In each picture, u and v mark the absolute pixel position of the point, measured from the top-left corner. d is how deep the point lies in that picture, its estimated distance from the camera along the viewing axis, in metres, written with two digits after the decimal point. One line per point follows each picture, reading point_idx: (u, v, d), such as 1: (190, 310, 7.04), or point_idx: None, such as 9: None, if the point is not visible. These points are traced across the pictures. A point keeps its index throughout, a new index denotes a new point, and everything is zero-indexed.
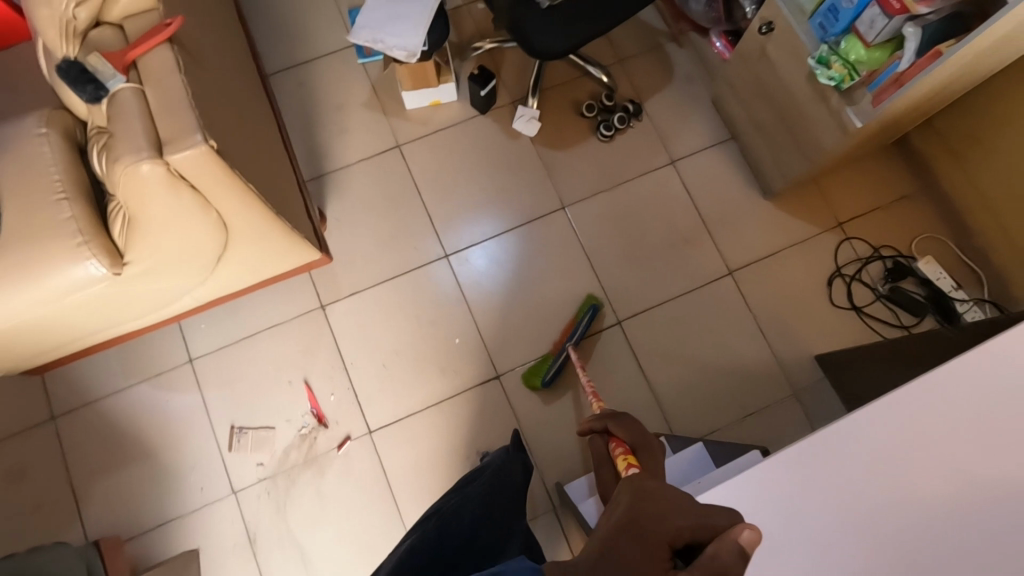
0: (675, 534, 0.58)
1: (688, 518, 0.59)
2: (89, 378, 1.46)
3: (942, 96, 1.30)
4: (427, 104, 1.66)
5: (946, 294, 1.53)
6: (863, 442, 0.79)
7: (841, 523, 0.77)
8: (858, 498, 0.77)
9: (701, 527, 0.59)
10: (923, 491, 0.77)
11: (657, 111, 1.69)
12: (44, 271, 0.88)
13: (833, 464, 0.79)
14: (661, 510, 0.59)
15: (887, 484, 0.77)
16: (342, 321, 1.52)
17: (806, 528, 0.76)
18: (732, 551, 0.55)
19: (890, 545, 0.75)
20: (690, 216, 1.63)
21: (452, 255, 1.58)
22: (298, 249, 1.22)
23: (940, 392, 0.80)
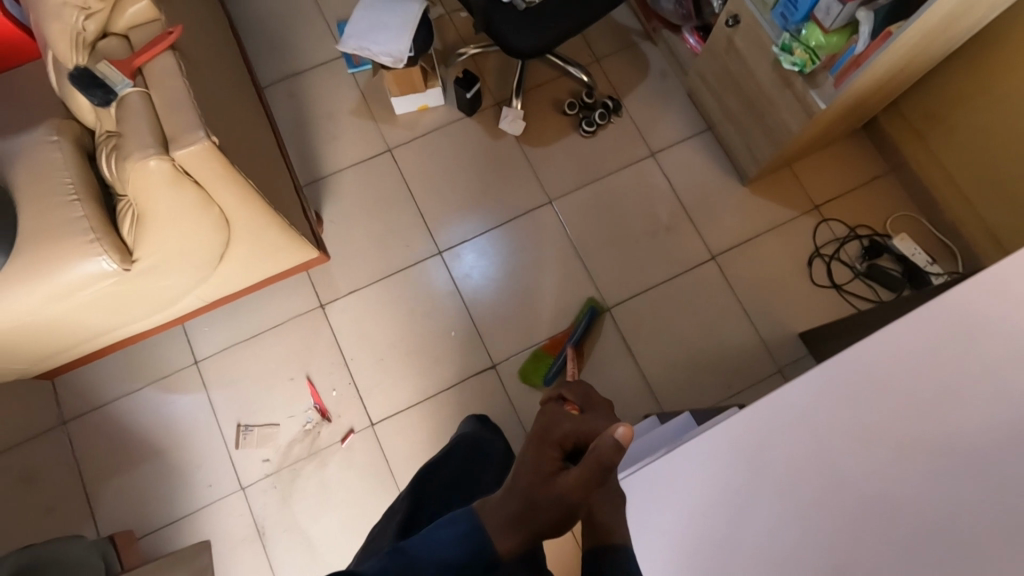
0: (562, 441, 0.64)
1: (576, 428, 0.65)
2: (97, 383, 1.51)
3: (903, 75, 1.37)
4: (415, 109, 1.73)
5: (922, 268, 1.59)
6: (808, 404, 0.82)
7: (816, 454, 0.80)
8: (801, 456, 0.80)
9: (584, 433, 0.65)
10: (871, 445, 0.79)
11: (635, 107, 1.76)
12: (60, 267, 0.94)
13: (816, 398, 0.82)
14: (552, 424, 0.66)
15: (832, 442, 0.80)
16: (341, 318, 1.58)
17: (781, 461, 0.81)
18: (607, 442, 0.59)
19: (832, 499, 0.78)
20: (671, 204, 1.69)
21: (445, 250, 1.64)
22: (296, 246, 1.27)
23: (919, 332, 0.83)
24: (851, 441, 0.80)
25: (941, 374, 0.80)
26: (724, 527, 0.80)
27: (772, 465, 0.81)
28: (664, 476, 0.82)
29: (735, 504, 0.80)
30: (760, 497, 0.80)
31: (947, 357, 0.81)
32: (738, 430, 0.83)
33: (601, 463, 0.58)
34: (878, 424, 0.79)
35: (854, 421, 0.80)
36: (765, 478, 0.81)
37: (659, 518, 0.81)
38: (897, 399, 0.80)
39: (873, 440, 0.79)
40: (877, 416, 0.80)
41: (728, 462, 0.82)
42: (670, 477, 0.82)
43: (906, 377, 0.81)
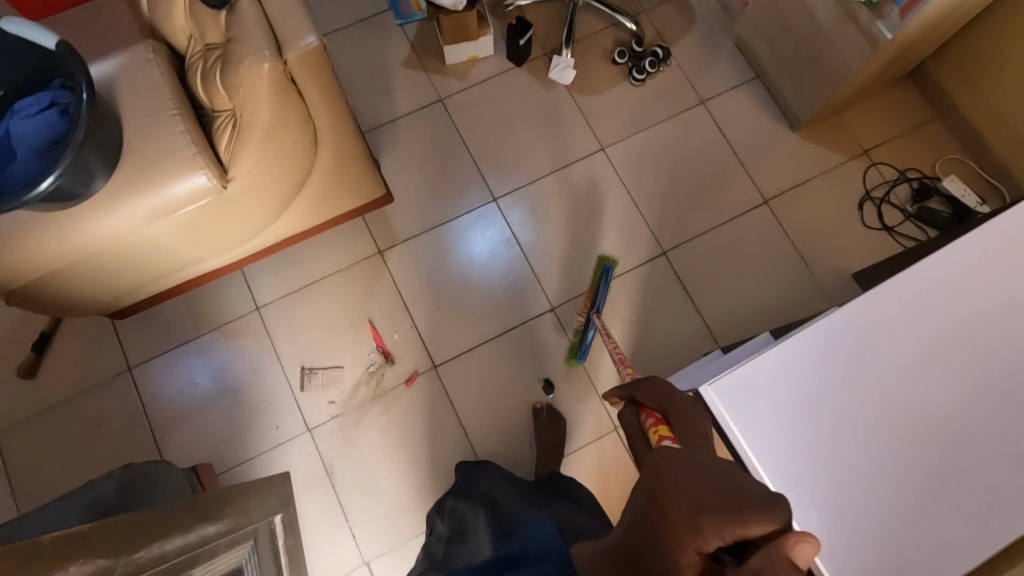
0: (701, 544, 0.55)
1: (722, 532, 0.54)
2: (159, 329, 1.52)
3: (963, 9, 1.38)
4: (466, 59, 1.74)
5: (972, 209, 1.61)
6: (893, 302, 0.85)
7: (900, 365, 0.82)
8: (898, 359, 0.83)
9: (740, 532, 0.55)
10: (957, 337, 0.83)
11: (683, 56, 1.77)
12: (161, 181, 0.94)
13: (895, 308, 0.85)
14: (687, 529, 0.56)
15: (924, 338, 0.83)
16: (400, 263, 1.59)
17: (869, 373, 0.82)
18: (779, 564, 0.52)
19: (909, 415, 0.80)
20: (722, 150, 1.71)
21: (501, 197, 1.65)
22: (368, 179, 1.28)
23: (994, 242, 0.86)
24: (940, 337, 0.83)
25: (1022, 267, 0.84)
26: (825, 424, 0.81)
27: (867, 365, 0.83)
28: (756, 379, 0.83)
29: (837, 401, 0.82)
30: (859, 391, 0.82)
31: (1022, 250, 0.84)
32: (829, 331, 0.84)
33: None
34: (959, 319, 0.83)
35: (938, 315, 0.84)
36: (865, 378, 0.82)
37: (758, 420, 0.82)
38: (967, 315, 0.84)
39: (959, 334, 0.83)
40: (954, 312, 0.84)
41: (814, 373, 0.83)
42: (761, 382, 0.83)
43: (987, 282, 0.84)
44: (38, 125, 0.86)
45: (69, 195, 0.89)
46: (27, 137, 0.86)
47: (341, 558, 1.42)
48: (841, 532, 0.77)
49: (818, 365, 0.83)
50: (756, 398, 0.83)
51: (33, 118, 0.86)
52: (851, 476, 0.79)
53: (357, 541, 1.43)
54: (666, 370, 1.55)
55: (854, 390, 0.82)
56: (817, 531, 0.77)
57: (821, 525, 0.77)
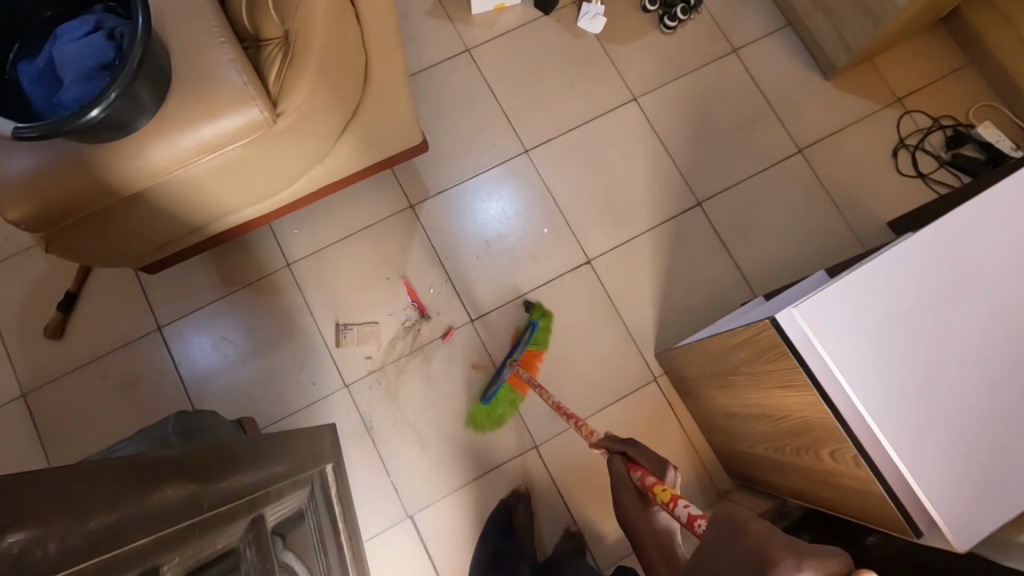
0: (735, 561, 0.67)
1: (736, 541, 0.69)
2: (188, 287, 1.49)
3: None
4: (493, 8, 1.69)
5: (1007, 155, 1.59)
6: (990, 219, 0.82)
7: (996, 280, 0.80)
8: (993, 273, 0.81)
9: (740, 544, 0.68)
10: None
11: (714, 4, 1.73)
12: (210, 113, 0.90)
13: (995, 220, 0.82)
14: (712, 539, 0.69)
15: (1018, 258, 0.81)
16: (432, 216, 1.56)
17: (966, 288, 0.80)
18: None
19: (1001, 328, 0.79)
20: (755, 99, 1.68)
21: (531, 150, 1.63)
22: (408, 122, 1.25)
23: None
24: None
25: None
26: (915, 347, 0.80)
27: (959, 288, 0.81)
28: (843, 301, 0.81)
29: (926, 324, 0.80)
30: (949, 314, 0.80)
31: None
32: (921, 251, 0.82)
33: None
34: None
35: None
36: (959, 293, 0.80)
37: (848, 336, 0.80)
38: None
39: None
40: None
41: (909, 287, 0.81)
42: (849, 305, 0.81)
43: None
44: (83, 50, 0.81)
45: (117, 126, 0.84)
46: (72, 62, 0.81)
47: (385, 512, 1.41)
48: (929, 452, 0.77)
49: (909, 288, 0.81)
50: (846, 313, 0.81)
51: (78, 41, 0.81)
52: (942, 398, 0.78)
53: (399, 495, 1.42)
54: (704, 320, 1.55)
55: (944, 313, 0.80)
56: (906, 444, 0.77)
57: (911, 439, 0.77)
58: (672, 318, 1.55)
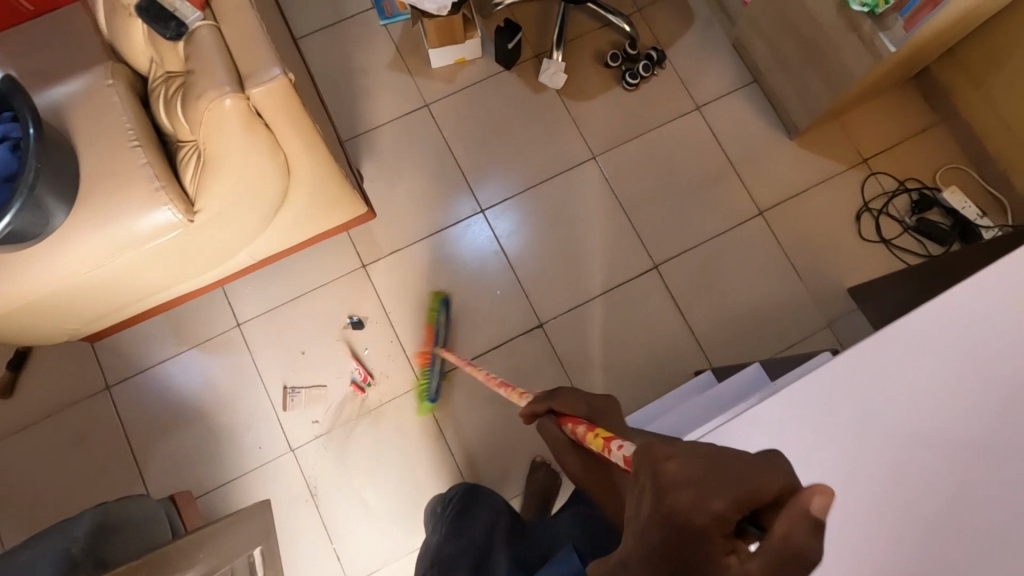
0: (717, 526, 0.42)
1: (733, 495, 0.42)
2: (138, 348, 1.49)
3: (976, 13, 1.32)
4: (452, 62, 1.67)
5: (972, 221, 1.58)
6: (880, 361, 0.85)
7: (901, 412, 0.83)
8: (898, 406, 0.83)
9: (756, 498, 0.42)
10: (953, 403, 0.82)
11: (678, 59, 1.70)
12: (122, 217, 0.90)
13: (899, 354, 0.85)
14: (688, 498, 0.43)
15: (921, 390, 0.83)
16: (384, 277, 1.56)
17: (871, 419, 0.83)
18: (803, 525, 0.40)
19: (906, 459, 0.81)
20: (716, 158, 1.66)
21: (487, 210, 1.61)
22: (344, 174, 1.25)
23: (994, 285, 0.86)
24: (930, 402, 0.82)
25: (1007, 332, 0.84)
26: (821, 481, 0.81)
27: (866, 420, 0.83)
28: (751, 441, 0.83)
29: (822, 468, 0.82)
30: (855, 446, 0.82)
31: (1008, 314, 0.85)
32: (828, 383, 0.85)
33: (815, 564, 0.39)
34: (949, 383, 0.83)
35: (933, 372, 0.84)
36: (865, 425, 0.83)
37: None
38: (967, 356, 0.84)
39: (958, 386, 0.83)
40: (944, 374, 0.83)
41: (819, 418, 0.84)
42: (746, 444, 0.83)
43: (984, 322, 0.85)
44: None
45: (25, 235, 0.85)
46: None
47: None
48: None
49: (814, 419, 0.84)
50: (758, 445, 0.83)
51: None
52: (846, 536, 0.79)
53: (341, 561, 1.42)
54: (656, 385, 1.53)
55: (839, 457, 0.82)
56: None
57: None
58: (624, 383, 1.53)
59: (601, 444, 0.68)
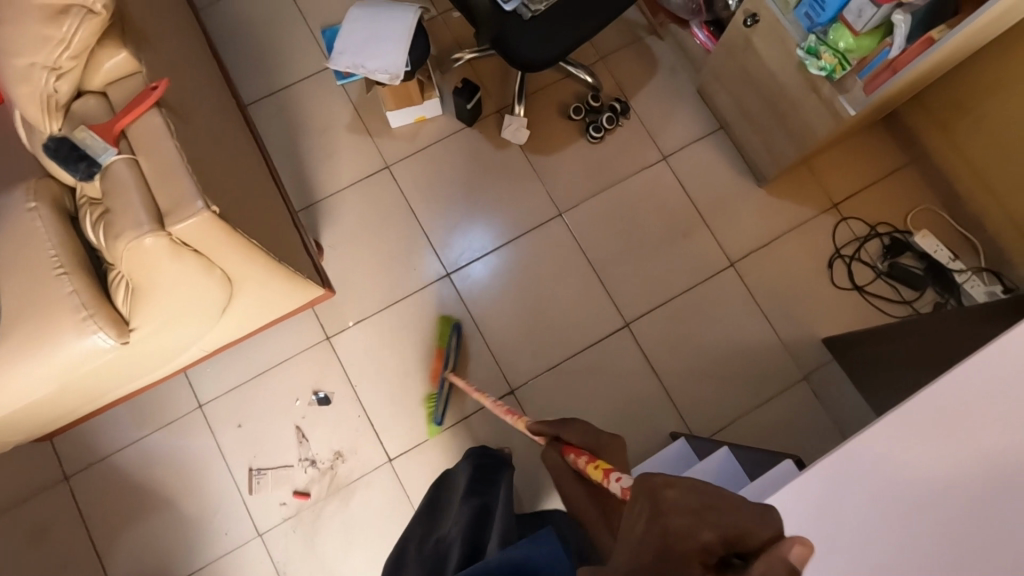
0: (708, 546, 0.51)
1: (726, 525, 0.53)
2: (97, 435, 1.44)
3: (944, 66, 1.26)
4: (413, 120, 1.63)
5: (945, 265, 1.56)
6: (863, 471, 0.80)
7: (888, 520, 0.79)
8: (886, 513, 0.79)
9: (741, 533, 0.52)
10: (935, 515, 0.78)
11: (643, 108, 1.67)
12: (51, 347, 0.86)
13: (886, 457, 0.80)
14: (689, 519, 0.53)
15: (907, 495, 0.79)
16: (349, 349, 1.52)
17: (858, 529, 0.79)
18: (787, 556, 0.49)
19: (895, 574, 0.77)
20: (685, 209, 1.63)
21: (453, 272, 1.58)
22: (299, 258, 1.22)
23: (976, 374, 0.82)
24: (912, 513, 0.79)
25: (976, 433, 0.80)
26: None
27: (855, 530, 0.79)
28: None
29: None
30: (841, 559, 0.78)
31: (974, 413, 0.81)
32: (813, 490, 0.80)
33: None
34: (923, 494, 0.79)
35: (920, 473, 0.80)
36: (850, 535, 0.79)
37: None
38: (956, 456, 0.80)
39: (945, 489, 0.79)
40: (916, 486, 0.79)
41: (809, 529, 0.79)
42: None
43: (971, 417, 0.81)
44: None
45: None
46: None
47: None
48: None
49: (803, 531, 0.79)
50: None
51: None
52: None
53: None
54: (633, 448, 1.50)
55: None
56: None
57: None
58: None
59: (601, 474, 0.76)
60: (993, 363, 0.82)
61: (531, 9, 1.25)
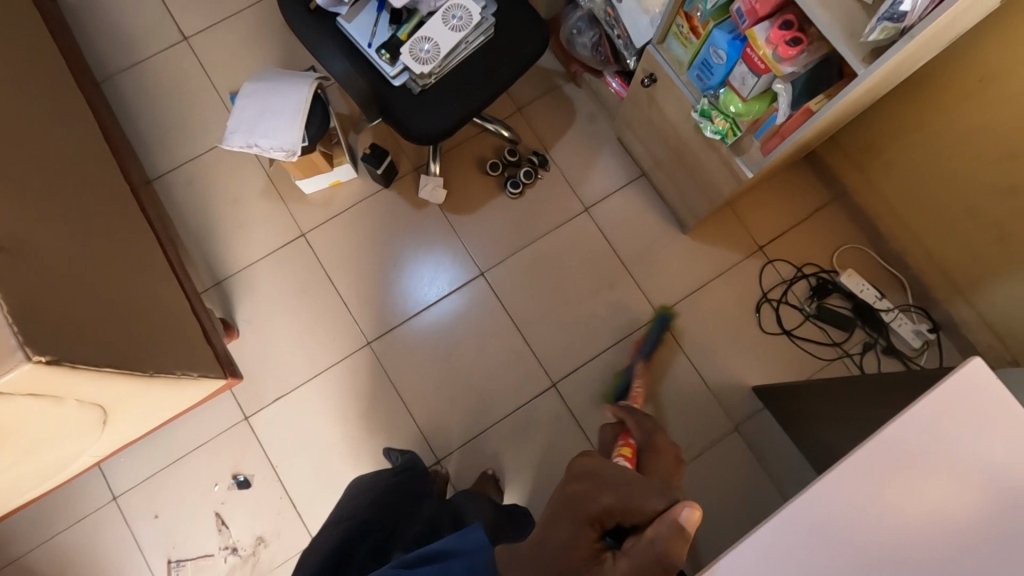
0: (605, 518, 0.67)
1: (617, 498, 0.68)
2: (7, 536, 1.39)
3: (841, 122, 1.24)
4: (327, 185, 1.60)
5: (871, 304, 1.55)
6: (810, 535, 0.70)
7: None
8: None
9: (633, 508, 0.67)
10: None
11: (563, 158, 1.65)
12: None
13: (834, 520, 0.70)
14: (595, 502, 0.68)
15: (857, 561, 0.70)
16: (269, 428, 1.47)
17: None
18: (663, 529, 0.63)
19: None
20: (609, 260, 1.60)
21: (374, 340, 1.54)
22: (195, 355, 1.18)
23: (931, 418, 0.73)
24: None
25: (932, 487, 0.71)
26: None
27: None
28: None
29: None
30: None
31: (941, 457, 0.71)
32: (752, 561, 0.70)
33: (660, 560, 0.62)
34: (879, 558, 0.70)
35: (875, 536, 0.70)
36: None
37: None
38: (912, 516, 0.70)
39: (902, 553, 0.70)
40: (879, 545, 0.70)
41: None
42: None
43: (928, 468, 0.71)
44: None
45: None
46: None
47: None
48: None
49: None
50: None
51: None
52: None
53: None
54: None
55: None
56: None
57: None
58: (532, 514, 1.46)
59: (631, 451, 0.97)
60: (951, 400, 0.73)
61: (421, 83, 1.21)
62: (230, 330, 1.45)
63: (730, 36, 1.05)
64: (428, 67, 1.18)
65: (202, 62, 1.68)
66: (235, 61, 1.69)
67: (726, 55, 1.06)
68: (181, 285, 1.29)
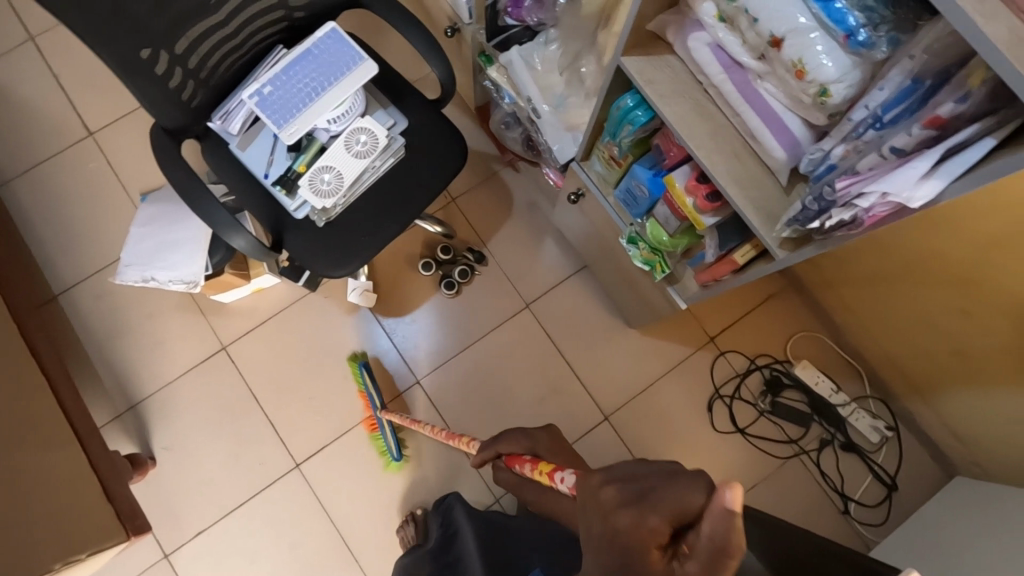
0: (655, 536, 0.47)
1: (659, 511, 0.48)
2: None
3: None
4: (249, 293, 1.49)
5: (827, 399, 1.48)
6: None
7: None
8: None
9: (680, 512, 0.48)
10: None
11: (502, 251, 1.55)
12: None
13: None
14: (617, 521, 0.50)
15: None
16: (190, 565, 1.38)
17: None
18: (721, 527, 0.42)
19: None
20: (554, 360, 1.52)
21: (304, 461, 1.44)
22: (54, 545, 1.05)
23: None
24: None
25: None
26: None
27: None
28: None
29: None
30: None
31: None
32: None
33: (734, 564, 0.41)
34: None
35: None
36: None
37: None
38: None
39: None
40: None
41: None
42: None
43: None
44: None
45: None
46: None
47: None
48: None
49: None
50: None
51: None
52: None
53: None
54: None
55: None
56: None
57: None
58: None
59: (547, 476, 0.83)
60: None
61: (325, 216, 1.11)
62: (141, 465, 1.35)
63: (652, 171, 0.96)
64: (330, 201, 1.08)
65: (109, 160, 1.56)
66: (144, 158, 1.57)
67: (649, 190, 0.97)
68: (79, 442, 1.20)
